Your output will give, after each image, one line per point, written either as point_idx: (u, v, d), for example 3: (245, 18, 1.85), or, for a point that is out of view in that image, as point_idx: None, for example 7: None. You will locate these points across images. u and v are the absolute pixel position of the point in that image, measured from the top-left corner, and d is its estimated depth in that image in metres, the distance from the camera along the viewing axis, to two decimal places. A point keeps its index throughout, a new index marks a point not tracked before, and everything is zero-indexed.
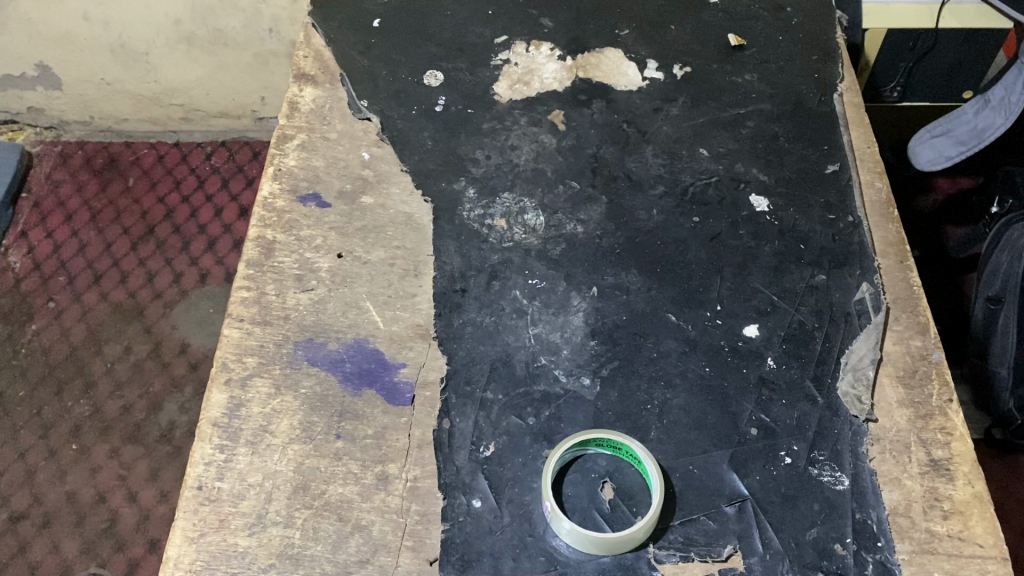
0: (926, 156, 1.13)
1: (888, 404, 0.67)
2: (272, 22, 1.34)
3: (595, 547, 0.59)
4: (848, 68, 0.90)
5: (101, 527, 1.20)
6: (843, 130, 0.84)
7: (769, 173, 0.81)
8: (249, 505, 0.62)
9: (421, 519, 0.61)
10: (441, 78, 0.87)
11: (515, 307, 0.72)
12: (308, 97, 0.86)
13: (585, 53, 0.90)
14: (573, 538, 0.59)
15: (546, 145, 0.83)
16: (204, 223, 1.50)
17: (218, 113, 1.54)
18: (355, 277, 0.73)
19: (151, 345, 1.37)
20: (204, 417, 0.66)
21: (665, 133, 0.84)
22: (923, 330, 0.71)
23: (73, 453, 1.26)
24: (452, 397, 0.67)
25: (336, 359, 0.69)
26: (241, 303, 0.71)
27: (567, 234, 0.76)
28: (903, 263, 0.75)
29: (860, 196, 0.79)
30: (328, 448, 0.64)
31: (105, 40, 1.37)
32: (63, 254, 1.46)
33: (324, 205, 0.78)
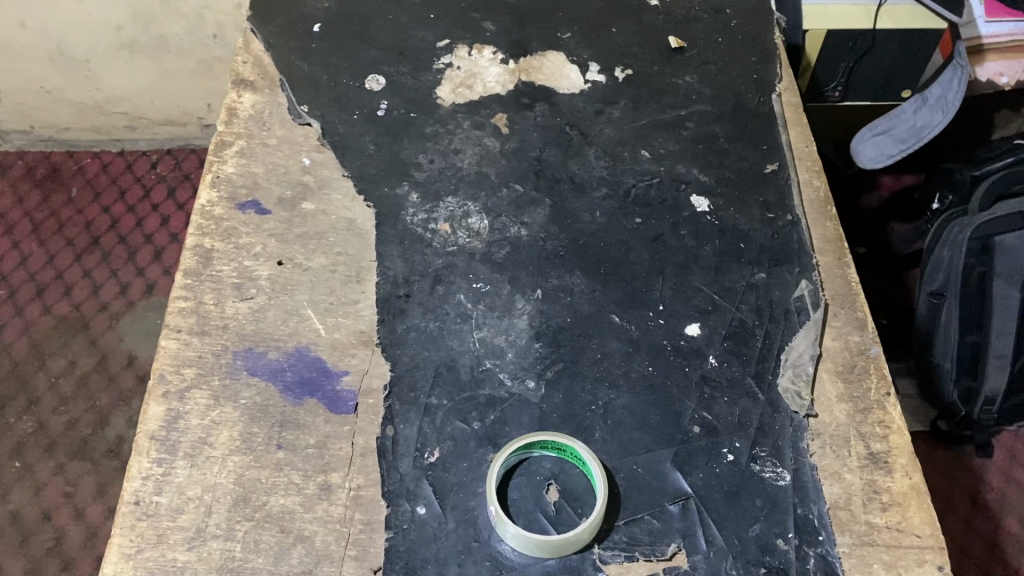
0: (868, 154, 1.15)
1: (828, 399, 0.68)
2: (216, 28, 1.32)
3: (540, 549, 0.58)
4: (787, 69, 0.91)
5: (46, 546, 1.17)
6: (781, 130, 0.85)
7: (709, 173, 0.81)
8: (188, 518, 0.60)
9: (365, 528, 0.61)
10: (383, 83, 0.87)
11: (458, 312, 0.71)
12: (247, 103, 0.85)
13: (527, 57, 0.90)
14: (519, 542, 0.58)
15: (490, 148, 0.83)
16: (151, 232, 1.48)
17: (164, 120, 1.51)
18: (296, 284, 0.72)
19: (97, 359, 1.34)
20: (140, 430, 0.64)
21: (608, 135, 0.84)
22: (861, 325, 0.72)
23: (16, 471, 1.23)
24: (396, 403, 0.66)
25: (278, 368, 0.68)
26: (179, 314, 0.70)
27: (511, 237, 0.76)
28: (841, 259, 0.76)
29: (799, 195, 0.80)
30: (269, 458, 0.63)
31: (42, 47, 1.34)
32: (5, 266, 1.43)
33: (264, 212, 0.77)
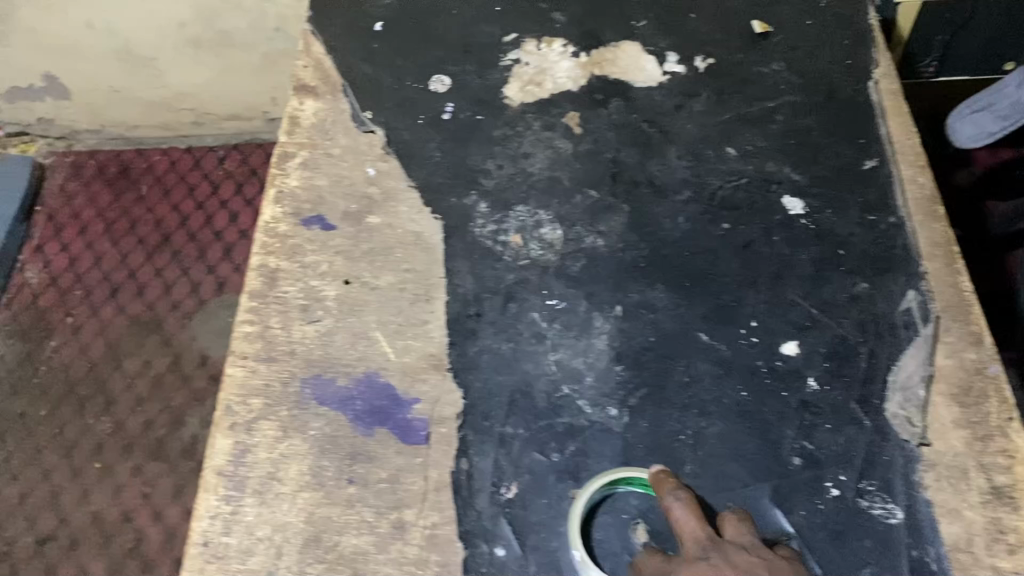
0: (966, 132, 1.06)
1: (943, 425, 0.61)
2: (279, 22, 1.29)
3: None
4: (884, 51, 0.83)
5: (127, 547, 1.18)
6: (880, 120, 0.78)
7: (802, 172, 0.75)
8: (258, 561, 0.58)
9: (441, 570, 0.57)
10: (449, 83, 0.82)
11: (533, 332, 0.67)
12: (309, 110, 0.81)
13: (600, 48, 0.84)
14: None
15: (562, 150, 0.78)
16: (220, 230, 1.47)
17: (229, 115, 1.50)
18: (363, 305, 0.69)
19: (171, 359, 1.34)
20: (208, 465, 0.62)
21: (689, 132, 0.78)
22: (977, 341, 0.65)
23: (96, 471, 1.24)
24: (470, 434, 0.63)
25: (346, 396, 0.64)
26: (244, 339, 0.68)
27: (587, 248, 0.72)
28: (953, 266, 0.69)
29: (902, 192, 0.73)
30: (340, 495, 0.60)
31: (109, 47, 1.33)
32: (80, 267, 1.44)
33: (329, 228, 0.74)
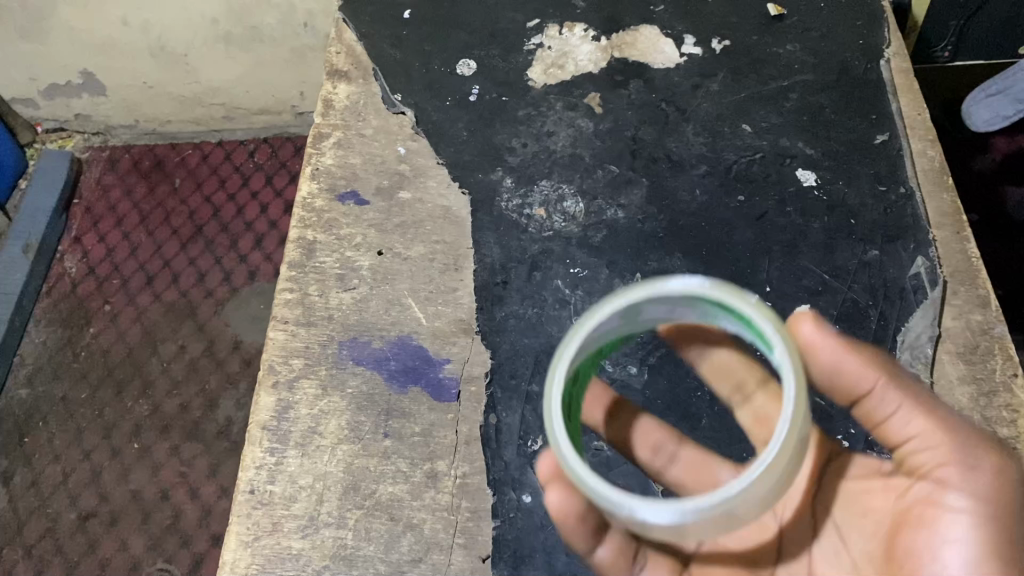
0: (982, 116, 1.04)
1: (949, 381, 0.65)
2: (307, 17, 1.26)
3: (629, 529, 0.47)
4: (896, 32, 0.86)
5: (165, 524, 1.22)
6: (890, 97, 0.81)
7: (815, 146, 0.78)
8: (301, 507, 0.62)
9: (472, 515, 0.62)
10: (475, 67, 0.86)
11: (557, 298, 0.71)
12: (342, 94, 0.85)
13: (621, 31, 0.87)
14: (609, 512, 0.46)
15: (583, 129, 0.81)
16: (251, 220, 1.47)
17: (259, 109, 1.49)
18: (396, 274, 0.73)
19: (206, 344, 1.36)
20: (253, 421, 0.66)
21: (706, 110, 0.82)
22: (983, 303, 0.68)
23: (135, 452, 1.28)
24: (498, 391, 0.66)
25: (381, 357, 0.69)
26: (285, 305, 0.72)
27: (608, 220, 0.75)
28: (960, 233, 0.72)
29: (911, 165, 0.76)
30: (376, 447, 0.64)
31: (143, 43, 1.33)
32: (116, 256, 1.44)
33: (363, 203, 0.78)
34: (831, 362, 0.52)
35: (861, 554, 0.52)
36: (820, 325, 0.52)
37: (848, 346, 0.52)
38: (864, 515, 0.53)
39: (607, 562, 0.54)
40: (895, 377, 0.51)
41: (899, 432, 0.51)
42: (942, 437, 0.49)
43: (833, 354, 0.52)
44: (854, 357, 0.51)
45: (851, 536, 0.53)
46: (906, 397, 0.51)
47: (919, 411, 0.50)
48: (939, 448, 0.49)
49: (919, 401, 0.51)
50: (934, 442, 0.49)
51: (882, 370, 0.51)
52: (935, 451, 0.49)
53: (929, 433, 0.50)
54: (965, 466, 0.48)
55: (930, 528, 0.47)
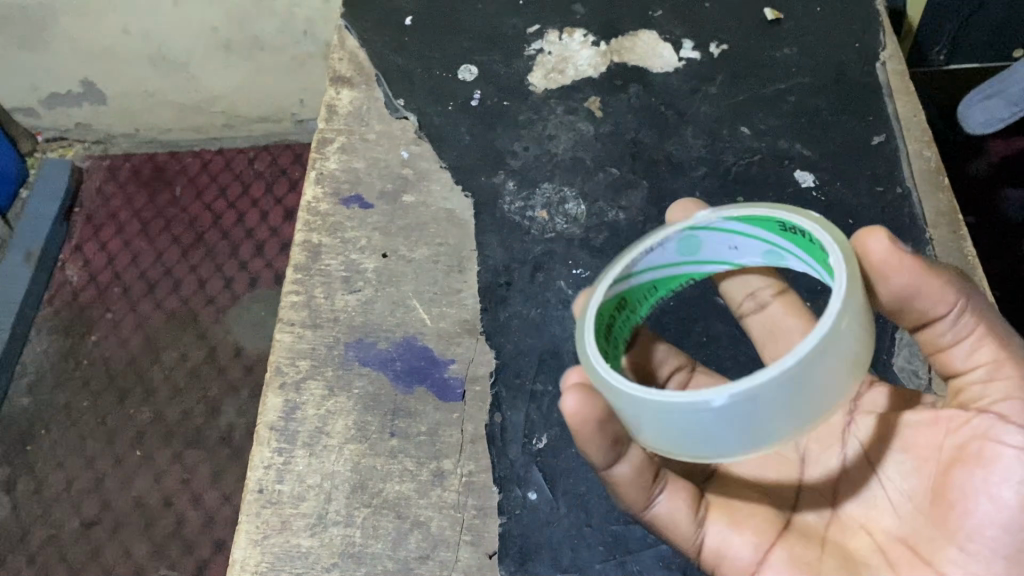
0: (978, 119, 1.02)
1: None
2: (306, 24, 1.26)
3: (671, 445, 0.47)
4: (892, 35, 0.87)
5: (169, 530, 1.20)
6: (887, 99, 0.82)
7: (813, 148, 0.79)
8: (309, 505, 0.64)
9: (478, 513, 0.63)
10: (476, 72, 0.87)
11: (560, 298, 0.72)
12: (345, 100, 0.86)
13: (619, 36, 0.88)
14: (646, 417, 0.47)
15: (584, 132, 0.82)
16: (252, 228, 1.45)
17: (258, 117, 1.47)
18: (401, 275, 0.74)
19: (206, 351, 1.34)
20: (261, 421, 0.67)
21: (705, 113, 0.83)
22: None
23: (137, 459, 1.25)
24: (503, 390, 0.68)
25: (386, 357, 0.69)
26: (292, 308, 0.73)
27: (609, 221, 0.76)
28: (956, 232, 0.74)
29: (908, 166, 0.78)
30: (383, 446, 0.66)
31: (144, 52, 1.32)
32: (118, 265, 1.43)
33: (367, 206, 0.79)
34: (910, 286, 0.50)
35: (905, 487, 0.52)
36: (898, 246, 0.49)
37: (930, 269, 0.50)
38: (907, 447, 0.53)
39: (623, 480, 0.52)
40: (972, 303, 0.50)
41: (962, 361, 0.51)
42: (1008, 373, 0.49)
43: (910, 276, 0.49)
44: (935, 283, 0.49)
45: (891, 467, 0.53)
46: (978, 328, 0.50)
47: (988, 343, 0.50)
48: (1007, 382, 0.49)
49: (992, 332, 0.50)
50: (999, 376, 0.49)
51: (961, 297, 0.50)
52: (1002, 387, 0.49)
53: (996, 367, 0.50)
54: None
55: (982, 462, 0.48)
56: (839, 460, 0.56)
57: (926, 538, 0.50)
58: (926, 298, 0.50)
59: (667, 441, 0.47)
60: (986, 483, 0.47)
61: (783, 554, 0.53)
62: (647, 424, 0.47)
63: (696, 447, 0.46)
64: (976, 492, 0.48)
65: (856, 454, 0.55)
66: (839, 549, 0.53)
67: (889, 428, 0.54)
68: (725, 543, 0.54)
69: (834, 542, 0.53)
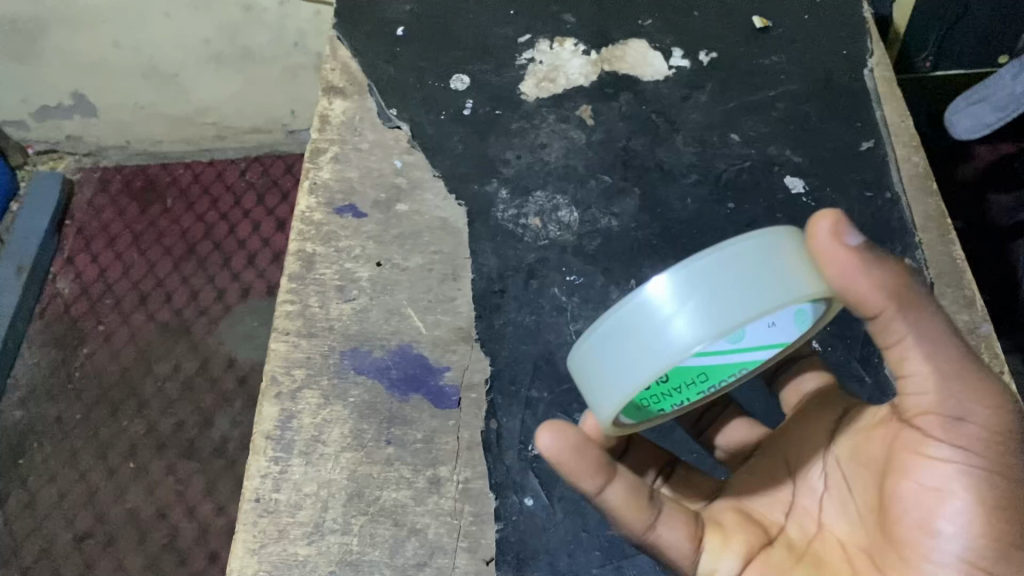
0: (965, 124, 1.02)
1: None
2: (298, 36, 1.27)
3: (642, 345, 0.49)
4: (879, 42, 0.88)
5: (162, 543, 1.18)
6: (875, 105, 0.83)
7: (803, 154, 0.80)
8: (306, 514, 0.64)
9: (475, 519, 0.63)
10: (468, 82, 0.87)
11: (554, 305, 0.72)
12: (338, 110, 0.86)
13: (609, 46, 0.89)
14: (609, 325, 0.51)
15: (576, 140, 0.83)
16: (244, 238, 1.46)
17: (249, 129, 1.48)
18: (395, 284, 0.74)
19: (199, 363, 1.33)
20: (257, 430, 0.67)
21: (695, 121, 0.83)
22: (969, 304, 0.71)
23: (131, 471, 1.24)
24: (499, 397, 0.68)
25: (382, 365, 0.70)
26: (287, 317, 0.73)
27: (602, 228, 0.77)
28: (945, 236, 0.75)
29: (897, 171, 0.79)
30: (380, 454, 0.66)
31: (135, 65, 1.32)
32: (109, 277, 1.42)
33: (360, 215, 0.79)
34: (842, 281, 0.48)
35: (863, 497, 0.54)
36: (842, 241, 0.47)
37: (864, 267, 0.47)
38: (865, 465, 0.54)
39: (619, 502, 0.55)
40: (906, 309, 0.48)
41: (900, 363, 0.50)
42: (931, 382, 0.49)
43: (842, 273, 0.47)
44: (868, 276, 0.47)
45: (858, 483, 0.55)
46: (908, 331, 0.48)
47: (923, 345, 0.48)
48: (928, 390, 0.49)
49: (926, 333, 0.48)
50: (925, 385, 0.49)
51: (895, 293, 0.47)
52: (928, 395, 0.49)
53: (923, 374, 0.49)
54: (946, 418, 0.48)
55: (913, 476, 0.50)
56: (821, 478, 0.58)
57: (877, 555, 0.52)
58: (860, 294, 0.48)
59: (638, 345, 0.50)
60: (918, 499, 0.49)
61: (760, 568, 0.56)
62: (616, 339, 0.51)
63: (661, 325, 0.49)
64: (910, 508, 0.50)
65: (835, 475, 0.57)
66: (811, 561, 0.55)
67: (853, 446, 0.56)
68: (709, 565, 0.56)
69: (809, 556, 0.55)
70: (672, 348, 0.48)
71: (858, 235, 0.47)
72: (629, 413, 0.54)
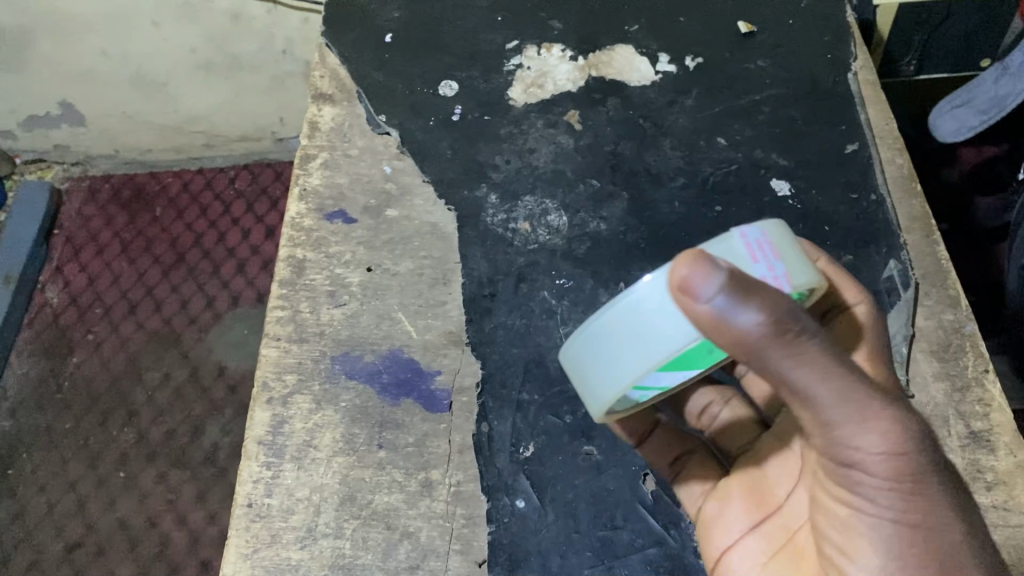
0: (948, 127, 1.03)
1: (924, 378, 0.68)
2: (286, 44, 1.27)
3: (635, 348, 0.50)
4: (862, 46, 0.89)
5: (153, 552, 1.18)
6: (860, 108, 0.84)
7: (789, 157, 0.81)
8: (299, 518, 0.64)
9: (467, 522, 0.64)
10: (457, 88, 0.88)
11: (544, 308, 0.73)
12: (327, 116, 0.87)
13: (596, 51, 0.89)
14: (606, 328, 0.51)
15: (564, 145, 0.83)
16: (233, 246, 1.46)
17: (238, 136, 1.48)
18: (386, 289, 0.75)
19: (189, 371, 1.33)
20: (249, 436, 0.68)
21: (682, 125, 0.84)
22: (954, 303, 0.72)
23: (121, 480, 1.24)
24: (489, 400, 0.69)
25: (373, 370, 0.70)
26: (277, 323, 0.73)
27: (591, 232, 0.77)
28: (930, 237, 0.76)
29: (882, 173, 0.80)
30: (372, 458, 0.66)
31: (123, 74, 1.32)
32: (98, 286, 1.42)
33: (351, 221, 0.79)
34: (708, 326, 0.44)
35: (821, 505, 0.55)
36: (694, 293, 0.43)
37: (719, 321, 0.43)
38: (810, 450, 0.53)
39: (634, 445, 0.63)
40: (776, 354, 0.44)
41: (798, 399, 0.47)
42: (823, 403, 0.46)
43: (703, 323, 0.44)
44: (727, 327, 0.43)
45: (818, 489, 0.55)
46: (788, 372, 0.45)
47: (800, 378, 0.45)
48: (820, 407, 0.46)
49: (800, 369, 0.44)
50: (812, 405, 0.46)
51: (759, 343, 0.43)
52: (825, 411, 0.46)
53: (807, 398, 0.46)
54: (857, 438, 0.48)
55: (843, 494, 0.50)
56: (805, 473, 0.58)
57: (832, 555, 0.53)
58: (722, 337, 0.44)
59: (633, 346, 0.50)
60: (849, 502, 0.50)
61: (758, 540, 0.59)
62: (613, 341, 0.51)
63: (654, 327, 0.49)
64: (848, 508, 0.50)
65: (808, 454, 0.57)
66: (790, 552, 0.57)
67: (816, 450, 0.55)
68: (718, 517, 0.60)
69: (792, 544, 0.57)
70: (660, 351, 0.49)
71: (717, 280, 0.42)
72: (625, 401, 0.54)
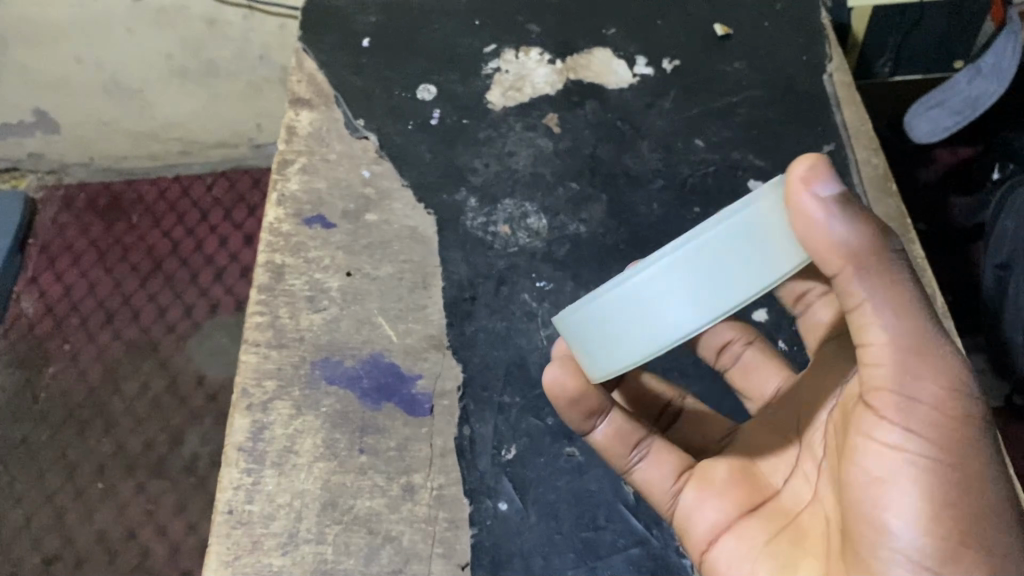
0: (924, 128, 1.05)
1: None
2: (263, 49, 1.26)
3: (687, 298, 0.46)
4: (837, 48, 0.90)
5: (133, 563, 1.17)
6: (835, 109, 0.85)
7: (765, 158, 0.82)
8: (280, 525, 0.63)
9: (449, 525, 0.64)
10: (435, 92, 0.88)
11: (525, 311, 0.73)
12: (305, 121, 0.86)
13: (574, 54, 0.90)
14: (652, 285, 0.47)
15: (543, 148, 0.83)
16: (211, 253, 1.45)
17: (215, 143, 1.47)
18: (366, 293, 0.74)
19: (168, 380, 1.32)
20: (228, 442, 0.67)
21: (660, 127, 0.85)
22: (930, 301, 0.73)
23: (100, 491, 1.22)
24: (471, 403, 0.68)
25: (354, 375, 0.70)
26: (257, 328, 0.73)
27: (571, 234, 0.77)
28: (905, 236, 0.77)
29: (858, 172, 0.80)
30: (353, 463, 0.66)
31: (98, 80, 1.31)
32: (74, 295, 1.40)
33: (329, 226, 0.79)
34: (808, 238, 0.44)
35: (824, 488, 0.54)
36: (808, 189, 0.44)
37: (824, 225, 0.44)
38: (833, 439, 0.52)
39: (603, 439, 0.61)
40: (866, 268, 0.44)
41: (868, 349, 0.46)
42: (889, 365, 0.45)
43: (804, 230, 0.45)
44: (824, 229, 0.44)
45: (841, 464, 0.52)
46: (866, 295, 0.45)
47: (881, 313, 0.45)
48: (883, 371, 0.45)
49: (887, 299, 0.44)
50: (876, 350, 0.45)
51: (857, 254, 0.44)
52: (885, 373, 0.45)
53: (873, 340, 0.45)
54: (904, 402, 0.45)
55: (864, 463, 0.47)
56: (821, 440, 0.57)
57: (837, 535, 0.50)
58: (818, 246, 0.44)
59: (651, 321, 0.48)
60: (862, 498, 0.47)
61: (736, 535, 0.57)
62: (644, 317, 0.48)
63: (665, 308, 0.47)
64: (861, 506, 0.47)
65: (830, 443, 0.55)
66: (793, 531, 0.54)
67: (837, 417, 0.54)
68: (695, 509, 0.59)
69: (793, 526, 0.55)
70: (729, 301, 0.45)
71: (833, 183, 0.44)
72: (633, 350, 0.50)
